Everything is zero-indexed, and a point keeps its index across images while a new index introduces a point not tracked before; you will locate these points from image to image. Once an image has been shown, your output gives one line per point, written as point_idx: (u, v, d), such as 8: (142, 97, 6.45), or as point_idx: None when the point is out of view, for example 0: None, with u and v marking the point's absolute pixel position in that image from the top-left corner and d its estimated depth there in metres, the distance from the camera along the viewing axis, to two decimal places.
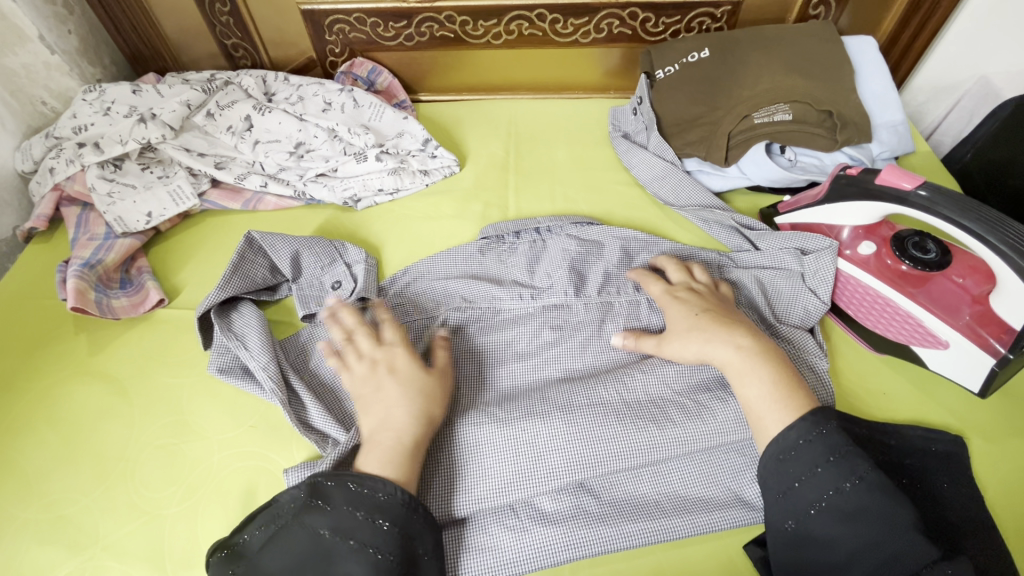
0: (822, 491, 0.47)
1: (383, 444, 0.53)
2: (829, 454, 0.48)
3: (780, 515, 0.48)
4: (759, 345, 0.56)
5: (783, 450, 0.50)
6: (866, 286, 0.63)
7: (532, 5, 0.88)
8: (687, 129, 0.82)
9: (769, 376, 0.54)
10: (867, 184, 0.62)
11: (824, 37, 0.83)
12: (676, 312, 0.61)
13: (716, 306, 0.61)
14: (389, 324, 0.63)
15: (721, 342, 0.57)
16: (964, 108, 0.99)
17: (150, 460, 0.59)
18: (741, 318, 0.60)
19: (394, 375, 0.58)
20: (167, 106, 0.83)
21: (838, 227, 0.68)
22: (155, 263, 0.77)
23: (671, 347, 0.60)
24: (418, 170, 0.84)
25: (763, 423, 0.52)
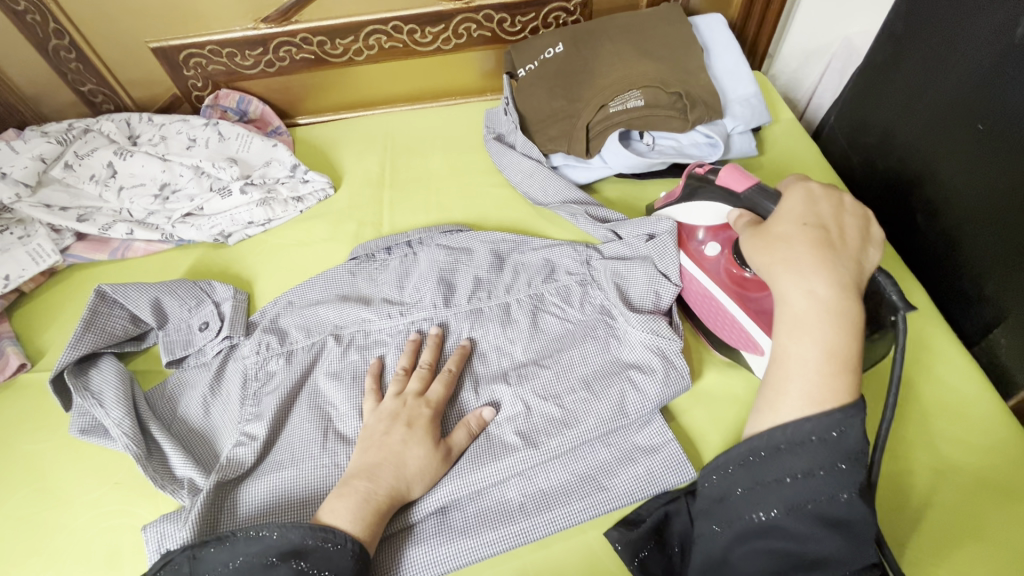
0: (811, 495, 0.45)
1: (357, 491, 0.53)
2: (839, 461, 0.45)
3: (752, 505, 0.46)
4: (837, 302, 0.48)
5: (788, 440, 0.46)
6: (712, 293, 0.64)
7: (386, 18, 0.87)
8: (550, 125, 0.83)
9: (827, 343, 0.47)
10: (709, 186, 0.63)
11: (671, 19, 0.85)
12: (850, 231, 0.52)
13: (841, 235, 0.52)
14: (441, 377, 0.62)
15: (803, 274, 0.49)
16: (835, 70, 1.02)
17: (11, 533, 0.58)
18: (846, 265, 0.49)
19: (409, 433, 0.57)
20: (19, 163, 0.81)
21: (693, 231, 0.68)
22: (17, 328, 0.74)
23: (755, 238, 0.54)
24: (290, 197, 0.84)
25: (788, 387, 0.47)
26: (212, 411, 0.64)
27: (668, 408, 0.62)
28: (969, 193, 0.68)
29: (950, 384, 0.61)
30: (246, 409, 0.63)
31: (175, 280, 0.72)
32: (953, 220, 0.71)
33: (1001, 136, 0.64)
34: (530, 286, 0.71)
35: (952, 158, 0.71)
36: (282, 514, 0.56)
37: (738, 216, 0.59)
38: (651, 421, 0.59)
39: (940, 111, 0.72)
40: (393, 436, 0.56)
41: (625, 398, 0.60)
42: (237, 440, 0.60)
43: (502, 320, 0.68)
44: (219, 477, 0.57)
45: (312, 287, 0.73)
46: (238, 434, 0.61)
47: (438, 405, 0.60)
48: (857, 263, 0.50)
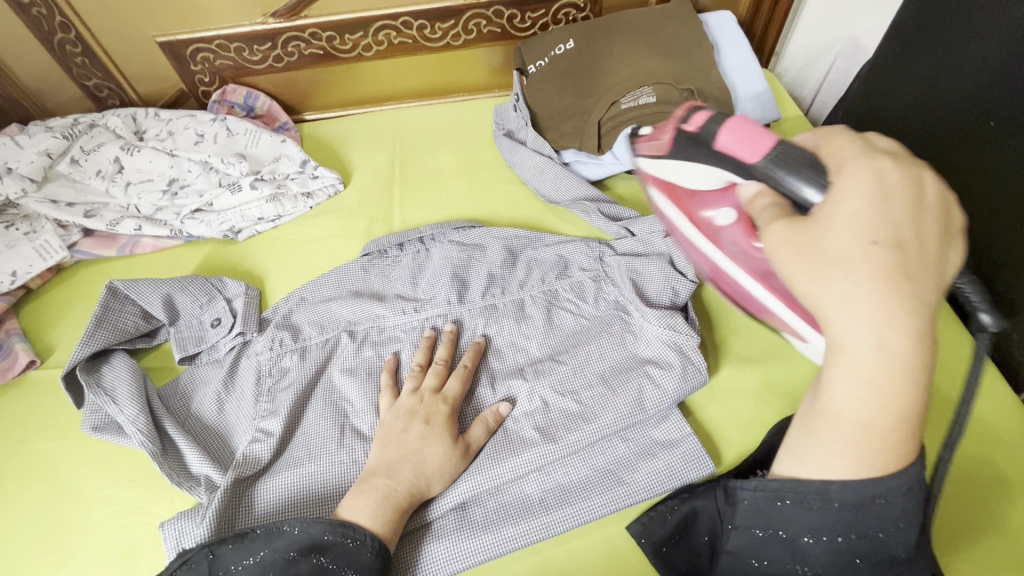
0: (863, 550, 0.40)
1: (377, 488, 0.53)
2: (899, 522, 0.38)
3: (792, 556, 0.42)
4: (916, 357, 0.32)
5: (851, 504, 0.37)
6: (724, 268, 0.40)
7: (396, 13, 0.87)
8: (561, 122, 0.83)
9: (900, 408, 0.33)
10: (709, 148, 0.37)
11: (682, 15, 0.85)
12: (929, 237, 0.32)
13: (923, 246, 0.32)
14: (457, 373, 0.62)
15: (871, 321, 0.31)
16: (840, 68, 1.03)
17: (25, 531, 0.57)
18: (933, 295, 0.32)
19: (427, 429, 0.56)
20: (25, 158, 0.80)
21: (691, 192, 0.41)
22: (25, 325, 0.73)
23: (795, 253, 0.33)
24: (300, 193, 0.83)
25: (842, 445, 0.36)
26: (226, 408, 0.64)
27: (685, 403, 0.63)
28: (981, 188, 0.69)
29: (958, 375, 0.63)
30: (261, 405, 0.63)
31: (188, 277, 0.72)
32: (963, 217, 0.72)
33: (1008, 132, 0.65)
34: (544, 283, 0.71)
35: (962, 154, 0.71)
36: (299, 511, 0.56)
37: (754, 199, 0.36)
38: (669, 416, 0.59)
39: (950, 108, 0.73)
40: (410, 431, 0.56)
41: (643, 393, 0.60)
42: (253, 436, 0.60)
43: (517, 316, 0.68)
44: (236, 473, 0.57)
45: (326, 284, 0.73)
46: (253, 430, 0.61)
47: (455, 401, 0.60)
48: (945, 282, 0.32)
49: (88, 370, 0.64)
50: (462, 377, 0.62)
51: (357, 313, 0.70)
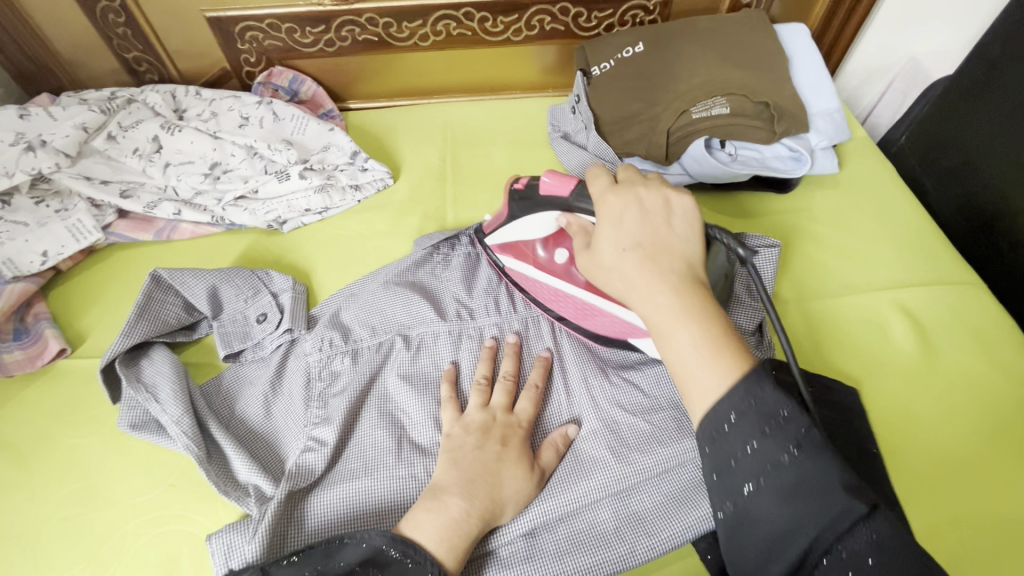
0: (759, 466, 0.39)
1: (448, 510, 0.49)
2: (764, 425, 0.39)
3: (715, 500, 0.40)
4: (681, 299, 0.45)
5: (710, 431, 0.41)
6: (557, 290, 0.64)
7: (458, 4, 0.83)
8: (627, 127, 0.80)
9: (694, 334, 0.43)
10: (536, 199, 0.61)
11: (757, 25, 0.82)
12: (659, 230, 0.49)
13: (656, 240, 0.48)
14: (528, 393, 0.58)
15: (639, 289, 0.46)
16: (896, 90, 0.98)
17: (55, 536, 0.53)
18: (670, 265, 0.47)
19: (504, 452, 0.53)
20: (59, 131, 0.74)
21: (533, 244, 0.65)
22: (55, 308, 0.69)
23: (597, 277, 0.51)
24: (348, 185, 0.79)
25: (690, 387, 0.43)
26: (274, 411, 0.61)
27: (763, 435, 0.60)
28: None
29: None
30: (311, 411, 0.59)
31: (236, 269, 0.68)
32: None
33: None
34: None
35: None
36: (355, 527, 0.52)
37: (567, 221, 0.58)
38: None
39: None
40: (482, 449, 0.53)
41: None
42: (306, 444, 0.56)
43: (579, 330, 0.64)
44: (289, 485, 0.53)
45: (377, 281, 0.69)
46: (306, 438, 0.57)
47: (529, 423, 0.57)
48: (680, 255, 0.48)
49: (129, 364, 0.60)
50: (534, 400, 0.58)
51: (413, 316, 0.65)
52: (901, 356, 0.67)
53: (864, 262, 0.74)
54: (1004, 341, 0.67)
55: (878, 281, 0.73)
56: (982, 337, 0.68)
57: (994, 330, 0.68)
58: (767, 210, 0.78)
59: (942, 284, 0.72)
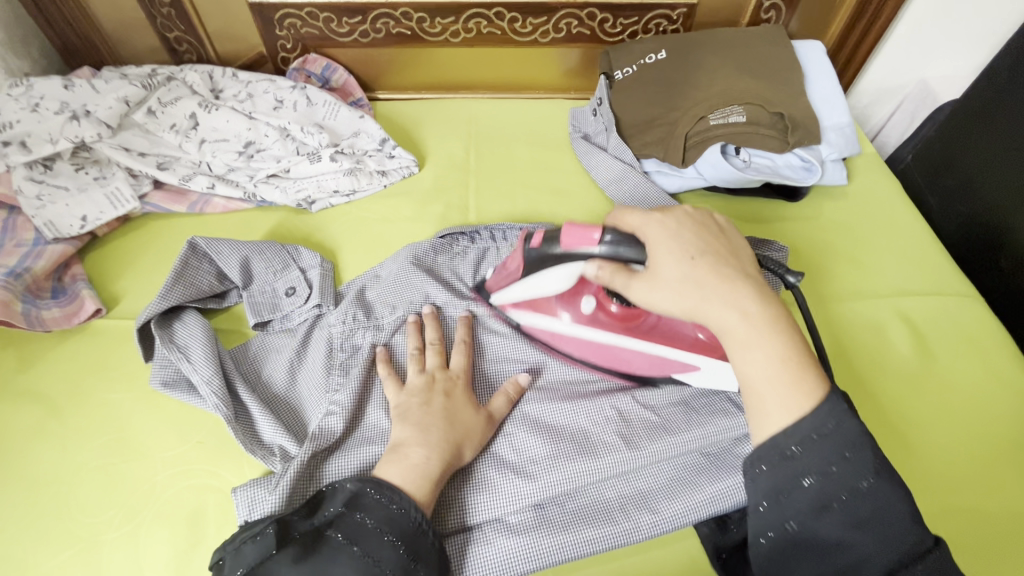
0: (836, 487, 0.43)
1: (411, 459, 0.52)
2: (843, 450, 0.43)
3: (780, 516, 0.44)
4: (760, 315, 0.47)
5: (791, 445, 0.43)
6: (589, 340, 0.62)
7: (490, 4, 0.87)
8: (646, 130, 0.83)
9: (777, 350, 0.45)
10: (557, 253, 0.56)
11: (776, 40, 0.86)
12: (718, 243, 0.52)
13: (719, 250, 0.51)
14: (460, 348, 0.63)
15: (720, 306, 0.47)
16: (905, 111, 1.01)
17: (87, 483, 0.56)
18: (738, 271, 0.49)
19: (449, 401, 0.57)
20: (103, 102, 0.78)
21: (552, 299, 0.62)
22: (90, 271, 0.72)
23: (657, 287, 0.49)
24: (376, 170, 0.82)
25: (777, 392, 0.44)
26: (298, 378, 0.63)
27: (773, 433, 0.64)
28: None
29: None
30: (333, 379, 0.62)
31: (266, 242, 0.71)
32: None
33: None
34: None
35: None
36: None
37: (595, 271, 0.54)
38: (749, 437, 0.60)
39: None
40: (455, 406, 0.57)
41: (727, 413, 0.60)
42: (327, 409, 0.59)
43: None
44: (312, 446, 0.56)
45: (403, 260, 0.71)
46: (327, 404, 0.59)
47: (467, 374, 0.61)
48: (742, 263, 0.51)
49: (160, 324, 0.63)
50: (466, 352, 0.63)
51: (393, 283, 0.69)
52: (898, 360, 0.70)
53: (868, 271, 0.78)
54: (999, 353, 0.70)
55: (880, 289, 0.76)
56: (972, 341, 0.71)
57: (989, 340, 0.71)
58: (778, 217, 0.81)
59: (942, 296, 0.75)
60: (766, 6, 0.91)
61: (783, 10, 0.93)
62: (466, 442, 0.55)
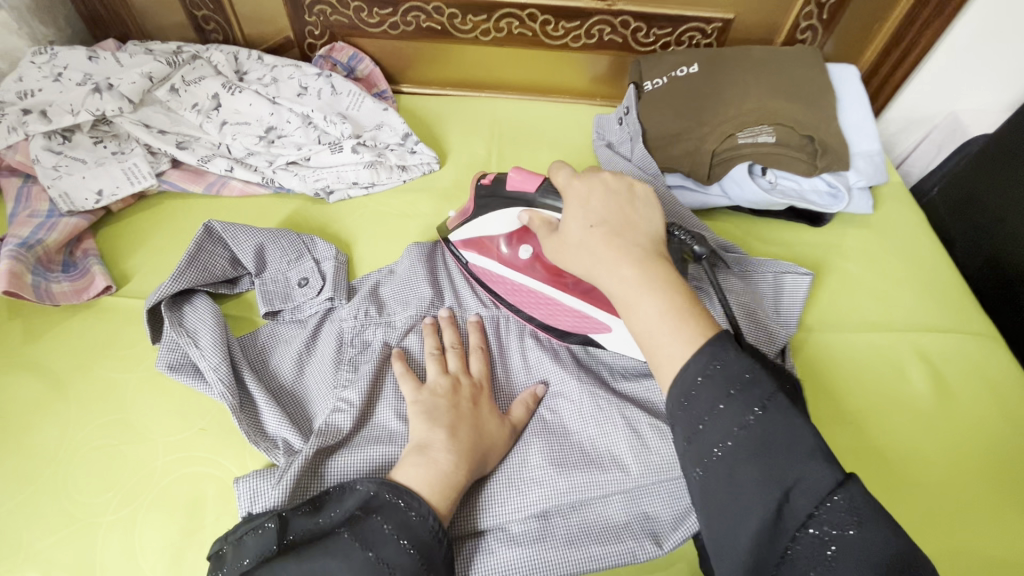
0: (726, 429, 0.40)
1: (437, 463, 0.51)
2: (729, 387, 0.41)
3: (687, 464, 0.41)
4: (648, 272, 0.46)
5: (683, 394, 0.41)
6: (523, 286, 0.66)
7: (524, 4, 0.86)
8: (672, 144, 0.82)
9: (661, 304, 0.45)
10: (501, 193, 0.63)
11: (810, 62, 0.84)
12: (626, 211, 0.51)
13: (624, 218, 0.50)
14: (476, 353, 0.62)
15: (607, 263, 0.48)
16: (932, 141, 0.98)
17: (85, 462, 0.55)
18: (636, 240, 0.49)
19: (476, 408, 0.57)
20: (126, 77, 0.77)
21: (496, 239, 0.66)
22: (103, 246, 0.72)
23: (562, 254, 0.52)
24: (396, 165, 0.81)
25: (659, 355, 0.44)
26: (305, 370, 0.62)
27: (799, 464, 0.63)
28: None
29: None
30: (341, 374, 0.61)
31: (282, 231, 0.70)
32: None
33: None
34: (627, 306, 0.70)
35: None
36: None
37: (528, 217, 0.59)
38: None
39: None
40: (478, 409, 0.57)
41: None
42: (335, 406, 0.57)
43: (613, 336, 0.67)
44: (318, 442, 0.54)
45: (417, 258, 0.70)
46: (335, 400, 0.58)
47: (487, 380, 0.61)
48: (648, 233, 0.50)
49: (168, 305, 0.62)
50: (482, 356, 0.62)
51: (409, 286, 0.68)
52: (913, 395, 0.69)
53: (887, 302, 0.76)
54: (1016, 394, 0.69)
55: (896, 320, 0.75)
56: (988, 379, 0.70)
57: (1007, 382, 0.70)
58: (801, 240, 0.80)
59: (961, 333, 0.74)
60: (802, 26, 0.90)
61: (819, 32, 0.92)
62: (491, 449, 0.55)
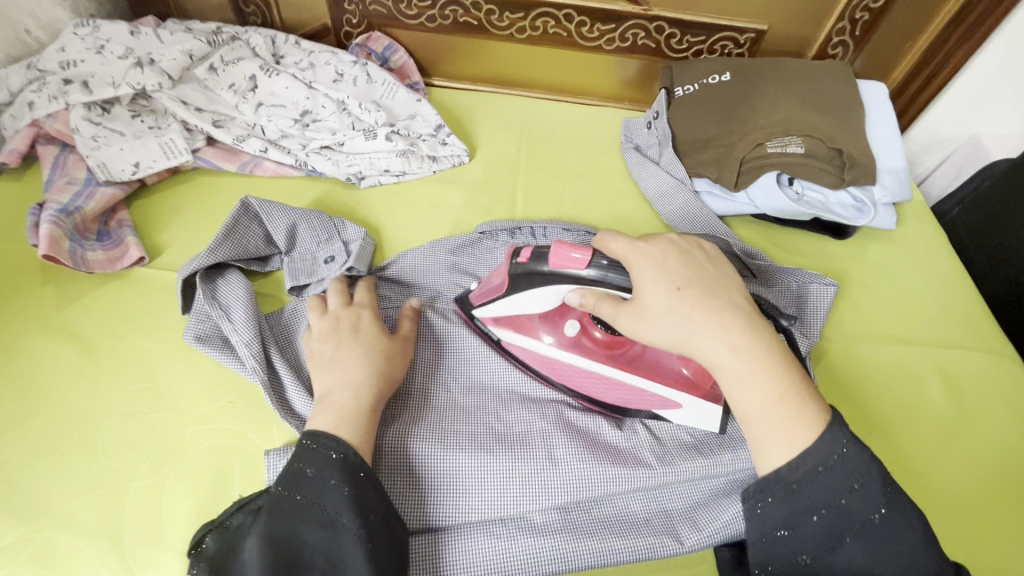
0: (844, 520, 0.45)
1: (335, 404, 0.53)
2: (853, 483, 0.45)
3: (795, 549, 0.46)
4: (753, 344, 0.48)
5: (800, 480, 0.45)
6: (575, 368, 0.63)
7: (561, 4, 0.87)
8: (700, 150, 0.83)
9: (771, 379, 0.47)
10: (545, 271, 0.56)
11: (841, 76, 0.85)
12: (706, 272, 0.52)
13: (705, 280, 0.51)
14: (361, 286, 0.65)
15: (711, 337, 0.48)
16: (953, 164, 0.98)
17: (115, 427, 0.56)
18: (728, 301, 0.51)
19: (356, 335, 0.59)
20: (168, 53, 0.78)
21: (537, 322, 0.63)
22: (137, 218, 0.72)
23: (639, 327, 0.50)
24: (428, 155, 0.82)
25: (775, 431, 0.46)
26: None
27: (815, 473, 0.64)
28: None
29: None
30: None
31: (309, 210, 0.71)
32: None
33: None
34: None
35: None
36: (406, 473, 0.56)
37: (584, 297, 0.55)
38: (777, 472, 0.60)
39: None
40: (358, 335, 0.59)
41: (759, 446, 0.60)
42: None
43: None
44: None
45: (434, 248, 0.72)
46: None
47: (371, 306, 0.63)
48: (732, 292, 0.52)
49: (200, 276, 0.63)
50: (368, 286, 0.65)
51: (432, 273, 0.71)
52: (932, 410, 0.69)
53: (908, 317, 0.77)
54: None
55: (914, 335, 0.76)
56: (994, 391, 0.71)
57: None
58: (824, 252, 0.81)
59: (981, 351, 0.75)
60: (834, 41, 0.91)
61: (850, 48, 0.93)
62: (392, 385, 0.57)
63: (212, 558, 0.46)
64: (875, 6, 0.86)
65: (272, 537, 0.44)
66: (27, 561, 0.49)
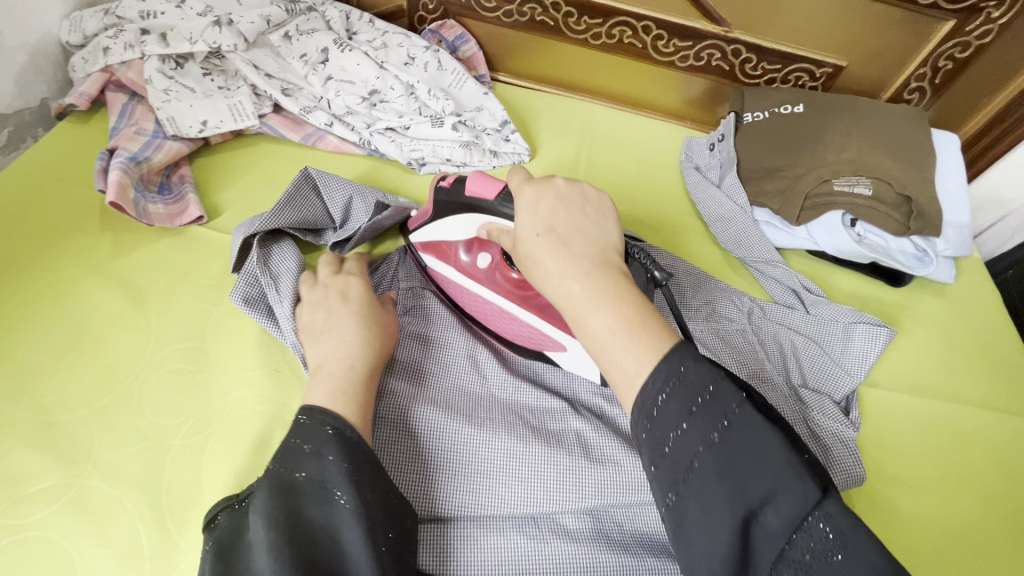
0: (692, 449, 0.38)
1: (331, 375, 0.51)
2: (691, 406, 0.39)
3: (659, 488, 0.39)
4: (599, 286, 0.43)
5: (644, 415, 0.39)
6: (483, 299, 0.64)
7: (641, 15, 0.86)
8: (764, 179, 0.81)
9: (612, 319, 0.42)
10: (460, 198, 0.58)
11: (915, 122, 0.84)
12: (579, 218, 0.47)
13: (572, 225, 0.47)
14: (357, 262, 0.64)
15: (553, 280, 0.45)
16: (1007, 226, 0.94)
17: (160, 383, 0.55)
18: (584, 249, 0.45)
19: (343, 302, 0.57)
20: (246, 16, 0.77)
21: (455, 246, 0.63)
22: (198, 175, 0.72)
23: (521, 265, 0.49)
24: (490, 150, 0.81)
25: (611, 368, 0.42)
26: None
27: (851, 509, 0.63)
28: None
29: None
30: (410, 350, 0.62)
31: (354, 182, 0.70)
32: None
33: None
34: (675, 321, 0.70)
35: None
36: (434, 464, 0.55)
37: (488, 229, 0.57)
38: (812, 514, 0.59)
39: None
40: (344, 304, 0.57)
41: None
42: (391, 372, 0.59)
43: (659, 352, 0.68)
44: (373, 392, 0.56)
45: None
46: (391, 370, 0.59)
47: (361, 276, 0.62)
48: (599, 241, 0.46)
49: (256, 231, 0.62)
50: (359, 261, 0.64)
51: None
52: (973, 468, 0.68)
53: (958, 374, 0.75)
54: None
55: (964, 394, 0.74)
56: None
57: None
58: (876, 297, 0.80)
59: None
60: (912, 86, 0.90)
61: (928, 95, 0.91)
62: (384, 357, 0.56)
63: (221, 545, 0.42)
64: (960, 55, 0.85)
65: (271, 516, 0.40)
66: (65, 506, 0.48)
